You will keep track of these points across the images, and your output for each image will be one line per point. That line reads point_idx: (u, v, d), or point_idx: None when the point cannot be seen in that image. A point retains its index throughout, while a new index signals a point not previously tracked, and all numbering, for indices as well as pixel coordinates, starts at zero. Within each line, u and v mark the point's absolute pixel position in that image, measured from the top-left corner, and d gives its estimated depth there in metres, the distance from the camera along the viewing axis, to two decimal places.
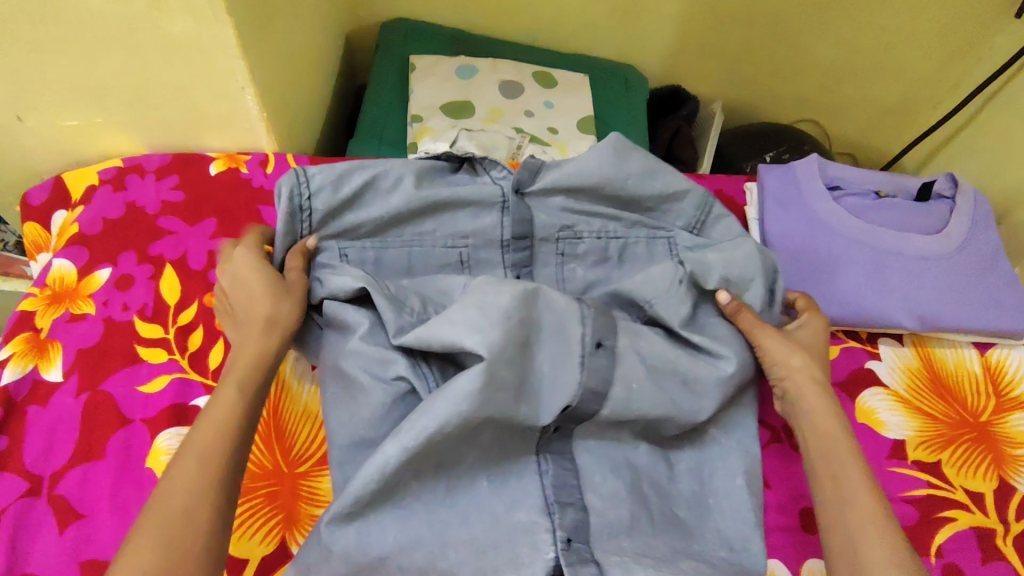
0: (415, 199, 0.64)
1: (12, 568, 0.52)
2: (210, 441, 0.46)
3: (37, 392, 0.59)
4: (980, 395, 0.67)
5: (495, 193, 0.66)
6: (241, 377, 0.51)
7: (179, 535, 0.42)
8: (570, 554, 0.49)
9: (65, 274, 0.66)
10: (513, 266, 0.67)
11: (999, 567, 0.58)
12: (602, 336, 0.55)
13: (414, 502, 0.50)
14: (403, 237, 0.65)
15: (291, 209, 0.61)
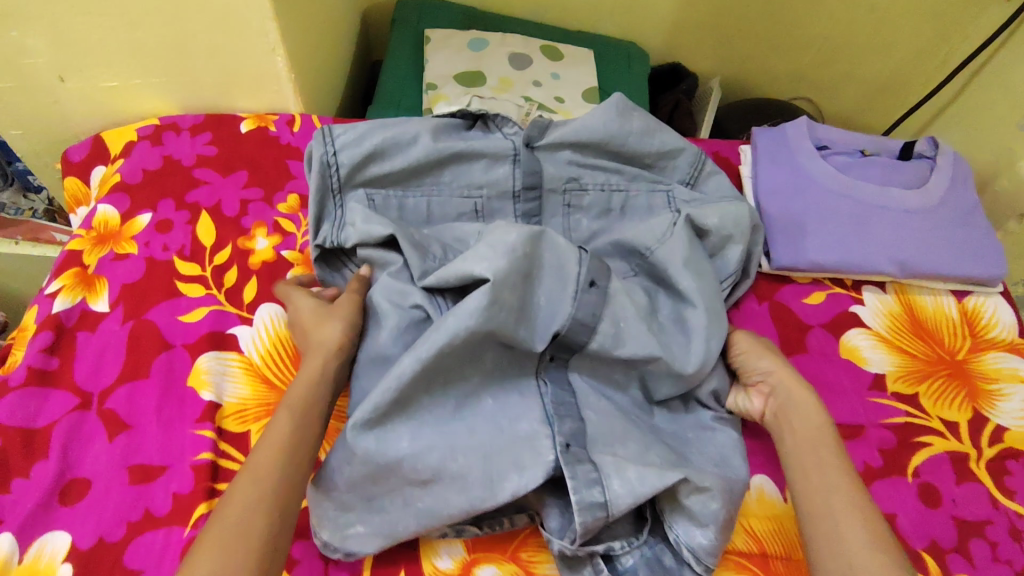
0: (434, 150, 0.69)
1: (67, 471, 0.57)
2: (269, 470, 0.49)
3: (86, 321, 0.65)
4: (957, 336, 0.72)
5: (508, 148, 0.71)
6: (298, 408, 0.53)
7: (239, 538, 0.44)
8: (569, 456, 0.53)
9: (109, 219, 0.72)
10: (524, 215, 0.72)
11: (971, 486, 0.63)
12: (595, 276, 0.60)
13: (425, 414, 0.55)
14: (423, 188, 0.70)
15: (320, 164, 0.67)
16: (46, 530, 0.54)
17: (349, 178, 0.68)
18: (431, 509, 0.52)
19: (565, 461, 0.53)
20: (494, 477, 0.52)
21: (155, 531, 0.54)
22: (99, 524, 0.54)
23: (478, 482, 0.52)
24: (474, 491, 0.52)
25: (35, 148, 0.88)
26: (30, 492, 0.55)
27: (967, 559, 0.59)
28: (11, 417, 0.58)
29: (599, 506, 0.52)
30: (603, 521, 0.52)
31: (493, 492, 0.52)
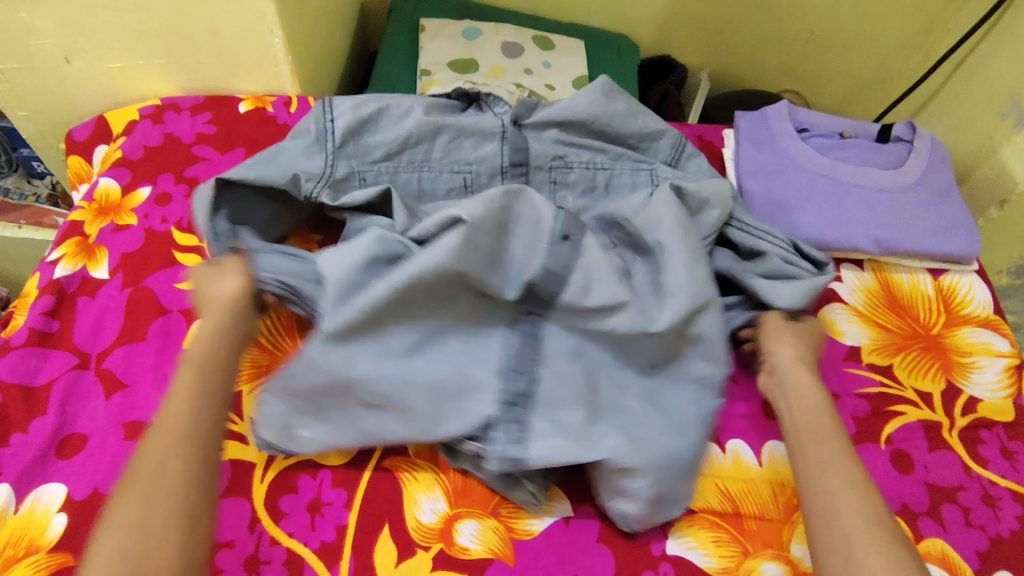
0: (424, 121, 0.72)
1: (65, 425, 0.59)
2: (174, 416, 0.50)
3: (85, 286, 0.67)
4: (931, 311, 0.74)
5: (495, 126, 0.74)
6: (197, 366, 0.54)
7: (157, 486, 0.46)
8: (507, 412, 0.57)
9: (110, 191, 0.74)
10: None
11: (944, 453, 0.64)
12: (569, 230, 0.63)
13: (382, 349, 0.57)
14: (413, 162, 0.73)
15: (319, 130, 0.71)
16: (43, 481, 0.56)
17: (342, 143, 0.71)
18: (375, 432, 0.56)
19: (500, 416, 0.56)
20: (438, 418, 0.56)
21: None
22: (94, 476, 0.56)
23: (423, 416, 0.56)
24: (415, 424, 0.56)
25: (42, 129, 0.91)
26: (27, 446, 0.57)
27: (938, 522, 0.60)
28: (12, 375, 0.60)
29: (513, 462, 0.55)
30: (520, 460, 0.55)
31: (434, 427, 0.56)
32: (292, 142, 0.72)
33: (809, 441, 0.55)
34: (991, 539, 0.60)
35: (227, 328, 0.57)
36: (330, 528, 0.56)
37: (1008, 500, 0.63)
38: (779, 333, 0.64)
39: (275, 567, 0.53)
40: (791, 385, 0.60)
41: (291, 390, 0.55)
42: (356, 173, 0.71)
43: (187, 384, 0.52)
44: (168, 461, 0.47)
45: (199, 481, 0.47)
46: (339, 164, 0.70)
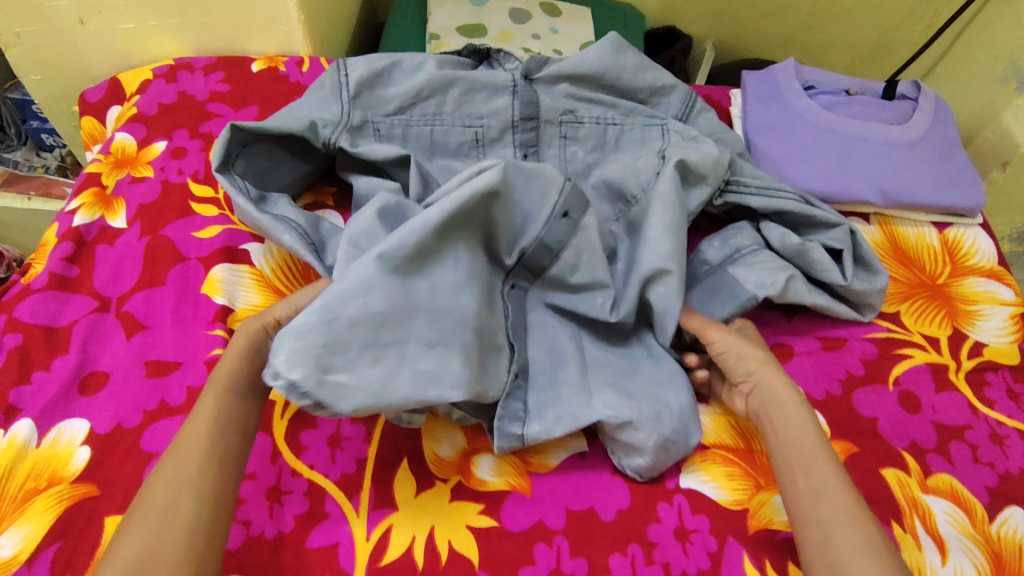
0: (436, 75, 0.73)
1: (86, 363, 0.60)
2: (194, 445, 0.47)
3: (104, 234, 0.68)
4: (937, 263, 0.75)
5: (506, 79, 0.75)
6: (222, 387, 0.50)
7: (165, 519, 0.43)
8: (513, 383, 0.57)
9: (126, 145, 0.75)
10: (522, 145, 0.76)
11: (951, 394, 0.65)
12: (569, 208, 0.64)
13: (420, 296, 0.53)
14: (425, 116, 0.74)
15: (333, 85, 0.72)
16: (65, 417, 0.57)
17: (356, 96, 0.72)
18: (429, 375, 0.51)
19: (511, 387, 0.57)
20: (457, 372, 0.53)
21: (170, 418, 0.57)
22: (116, 412, 0.57)
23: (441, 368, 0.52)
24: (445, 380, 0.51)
25: (54, 94, 0.92)
26: (50, 383, 0.58)
27: (946, 458, 0.61)
28: (34, 316, 0.61)
29: (515, 438, 0.56)
30: (518, 429, 0.56)
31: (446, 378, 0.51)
32: (310, 94, 0.72)
33: (791, 455, 0.52)
34: (1000, 475, 0.61)
35: (253, 352, 0.54)
36: (350, 461, 0.56)
37: (1016, 438, 0.63)
38: (739, 346, 0.60)
39: (298, 497, 0.54)
40: (765, 389, 0.57)
41: (335, 321, 0.48)
42: (370, 124, 0.72)
43: (210, 408, 0.49)
44: (180, 495, 0.44)
45: (213, 514, 0.45)
46: (353, 115, 0.72)
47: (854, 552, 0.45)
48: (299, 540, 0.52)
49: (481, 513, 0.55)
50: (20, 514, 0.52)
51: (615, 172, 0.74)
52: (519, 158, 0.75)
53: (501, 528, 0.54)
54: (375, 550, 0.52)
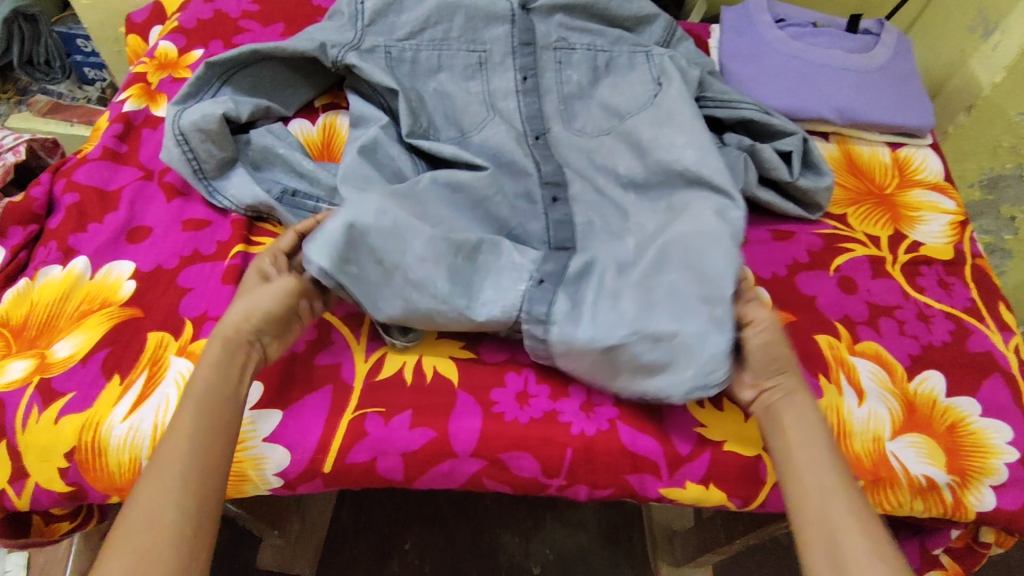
0: (442, 2, 0.82)
1: (133, 219, 0.70)
2: (179, 451, 0.48)
3: (149, 120, 0.78)
4: (887, 177, 0.83)
5: (505, 10, 0.83)
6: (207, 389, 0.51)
7: (147, 534, 0.44)
8: (540, 288, 0.60)
9: (169, 52, 0.85)
10: (522, 68, 0.81)
11: (886, 281, 0.73)
12: (556, 194, 0.71)
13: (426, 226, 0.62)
14: (433, 42, 0.81)
15: (352, 13, 0.81)
16: (115, 258, 0.67)
17: (371, 23, 0.81)
18: (418, 282, 0.58)
19: (530, 292, 0.60)
20: (472, 287, 0.61)
21: (202, 264, 0.67)
22: (158, 255, 0.67)
23: (459, 291, 0.60)
24: (469, 300, 0.60)
25: (103, 16, 1.03)
26: (103, 232, 0.68)
27: (875, 330, 0.69)
28: (90, 179, 0.72)
29: (539, 340, 0.60)
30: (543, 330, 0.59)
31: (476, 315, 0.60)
32: (329, 23, 0.82)
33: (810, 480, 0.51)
34: (923, 345, 0.69)
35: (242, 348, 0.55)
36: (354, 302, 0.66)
37: (940, 317, 0.71)
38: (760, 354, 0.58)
39: (308, 326, 0.64)
40: (783, 395, 0.56)
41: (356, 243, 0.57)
42: (381, 47, 0.80)
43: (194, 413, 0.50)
44: (160, 509, 0.45)
45: (190, 522, 0.45)
46: (367, 39, 0.80)
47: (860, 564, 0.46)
48: (308, 358, 0.61)
49: (461, 347, 0.64)
50: (77, 327, 0.62)
51: (616, 100, 0.79)
52: (519, 80, 0.80)
53: (478, 358, 0.63)
54: (372, 368, 0.61)
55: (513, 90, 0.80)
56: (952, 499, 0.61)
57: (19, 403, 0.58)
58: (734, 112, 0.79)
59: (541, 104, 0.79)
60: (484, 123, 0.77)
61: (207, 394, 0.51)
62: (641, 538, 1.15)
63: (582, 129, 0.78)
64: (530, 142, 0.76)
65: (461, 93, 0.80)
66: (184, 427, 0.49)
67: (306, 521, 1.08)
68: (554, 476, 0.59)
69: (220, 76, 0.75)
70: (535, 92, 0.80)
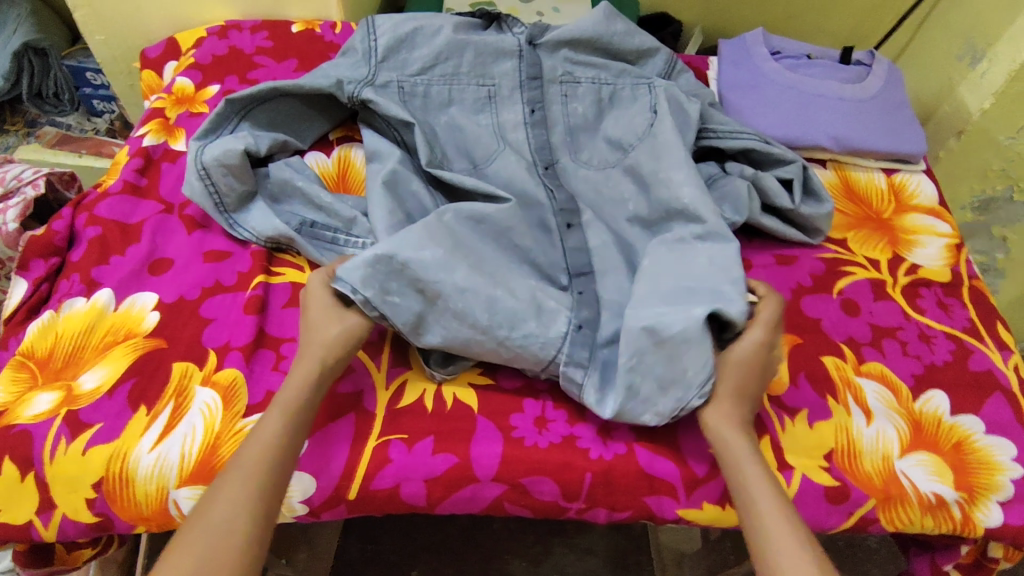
0: (453, 39, 0.84)
1: (155, 251, 0.71)
2: (258, 454, 0.51)
3: (168, 154, 0.80)
4: (884, 201, 0.86)
5: (513, 45, 0.86)
6: (289, 400, 0.55)
7: (218, 536, 0.47)
8: (579, 335, 0.63)
9: (185, 88, 0.88)
10: (529, 101, 0.84)
11: (888, 303, 0.76)
12: (569, 220, 0.75)
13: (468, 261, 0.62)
14: (443, 77, 0.84)
15: (366, 49, 0.84)
16: (138, 290, 0.68)
17: (384, 59, 0.83)
18: (461, 312, 0.60)
19: (571, 337, 0.62)
20: (516, 317, 0.61)
21: (223, 294, 0.68)
22: (180, 287, 0.68)
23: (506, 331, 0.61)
24: (512, 331, 0.61)
25: (118, 52, 1.05)
26: (125, 264, 0.70)
27: (879, 351, 0.72)
28: (112, 213, 0.73)
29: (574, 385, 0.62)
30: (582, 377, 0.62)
31: (515, 361, 0.62)
32: (343, 59, 0.84)
33: (740, 480, 0.54)
34: (926, 365, 0.71)
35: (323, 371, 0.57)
36: (374, 330, 0.67)
37: (941, 338, 0.73)
38: (729, 362, 0.60)
39: None
40: (722, 415, 0.58)
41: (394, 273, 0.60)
42: (395, 82, 0.82)
43: (276, 424, 0.53)
44: (234, 513, 0.48)
45: (262, 528, 0.49)
46: (381, 73, 0.83)
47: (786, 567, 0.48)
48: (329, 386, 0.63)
49: (480, 374, 0.65)
50: (102, 359, 0.63)
51: (617, 130, 0.81)
52: (527, 112, 0.83)
53: (496, 384, 0.65)
54: (393, 396, 0.63)
55: (522, 122, 0.82)
56: (961, 515, 0.62)
57: (45, 435, 0.58)
58: (734, 143, 0.82)
59: (548, 135, 0.82)
60: (495, 156, 0.79)
61: (292, 404, 0.55)
62: (648, 562, 1.16)
63: (588, 160, 0.80)
64: (540, 172, 0.79)
65: (472, 125, 0.82)
66: (273, 437, 0.53)
67: (314, 550, 1.07)
68: (574, 500, 0.60)
69: (240, 113, 0.77)
70: (543, 125, 0.82)
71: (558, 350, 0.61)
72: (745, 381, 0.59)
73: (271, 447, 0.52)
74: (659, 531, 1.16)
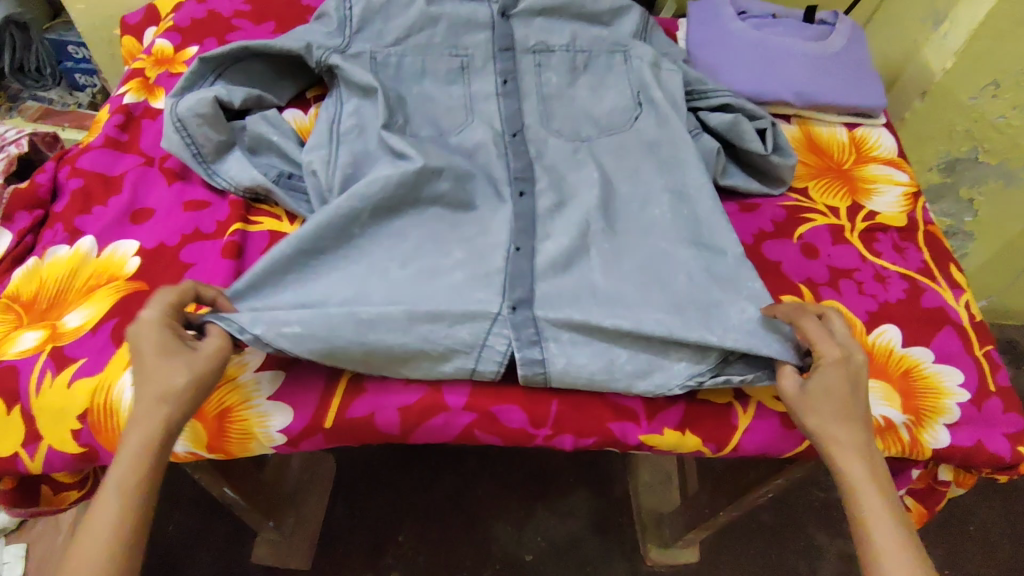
0: (426, 12, 0.84)
1: (136, 201, 0.74)
2: (99, 540, 0.49)
3: (149, 112, 0.82)
4: (845, 154, 0.89)
5: (485, 17, 0.86)
6: (126, 483, 0.50)
7: None
8: (515, 318, 0.63)
9: (165, 49, 0.90)
10: (502, 73, 0.84)
11: (846, 246, 0.79)
12: (524, 188, 0.74)
13: (391, 262, 0.66)
14: (415, 48, 0.84)
15: (341, 18, 0.84)
16: (120, 237, 0.70)
17: (358, 29, 0.84)
18: (373, 323, 0.60)
19: (503, 320, 0.63)
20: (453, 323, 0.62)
21: (203, 241, 0.70)
22: (160, 234, 0.71)
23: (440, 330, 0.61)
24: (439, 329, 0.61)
25: (98, 21, 1.07)
26: (107, 213, 0.72)
27: (836, 290, 0.75)
28: (94, 166, 0.76)
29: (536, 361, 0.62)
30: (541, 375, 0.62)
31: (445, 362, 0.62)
32: (319, 26, 0.85)
33: (852, 494, 0.54)
34: (880, 303, 0.74)
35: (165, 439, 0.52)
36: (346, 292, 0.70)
37: (895, 278, 0.77)
38: (824, 388, 0.57)
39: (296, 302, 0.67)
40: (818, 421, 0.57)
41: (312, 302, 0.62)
42: (368, 52, 0.82)
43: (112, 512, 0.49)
44: None
45: None
46: (354, 44, 0.83)
47: None
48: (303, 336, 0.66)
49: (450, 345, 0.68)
50: (86, 299, 0.65)
51: (596, 109, 0.82)
52: (500, 83, 0.83)
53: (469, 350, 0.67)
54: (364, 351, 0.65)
55: (494, 93, 0.83)
56: (909, 438, 0.66)
57: (32, 369, 0.61)
58: (713, 98, 0.84)
59: (520, 105, 0.82)
60: (463, 126, 0.80)
61: (133, 482, 0.51)
62: (630, 526, 1.19)
63: (559, 130, 0.80)
64: (507, 140, 0.79)
65: (443, 96, 0.82)
66: (108, 523, 0.49)
67: (301, 515, 1.11)
68: (541, 427, 0.63)
69: (214, 71, 0.79)
70: (515, 95, 0.82)
71: (477, 361, 0.62)
72: (841, 389, 0.57)
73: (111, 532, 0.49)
74: (639, 492, 1.19)
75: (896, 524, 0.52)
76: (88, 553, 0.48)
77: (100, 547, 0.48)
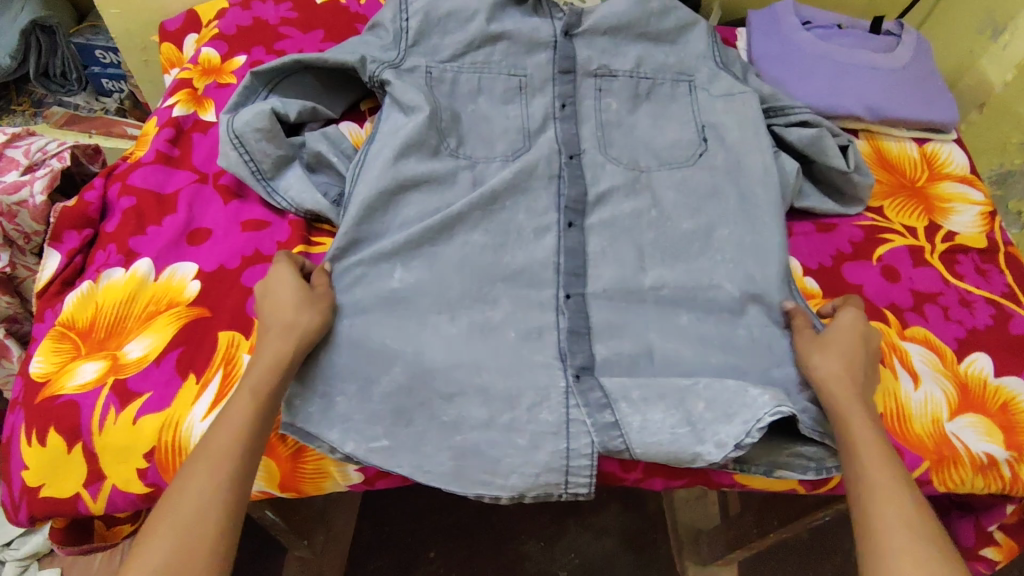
0: (485, 31, 0.81)
1: (192, 220, 0.70)
2: (225, 436, 0.52)
3: (199, 124, 0.79)
4: (917, 170, 0.86)
5: (548, 35, 0.83)
6: (252, 385, 0.55)
7: (194, 517, 0.48)
8: (581, 384, 0.62)
9: (212, 58, 0.86)
10: (560, 96, 0.80)
11: (928, 269, 0.76)
12: (572, 219, 0.72)
13: (442, 315, 0.65)
14: (472, 66, 0.81)
15: (397, 32, 0.80)
16: (177, 260, 0.67)
17: (415, 43, 0.80)
18: (455, 421, 0.60)
19: (573, 390, 0.62)
20: (514, 394, 0.61)
21: (265, 264, 0.67)
22: (220, 256, 0.67)
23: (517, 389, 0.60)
24: (516, 413, 0.60)
25: (133, 26, 1.03)
26: (162, 234, 0.68)
27: (922, 315, 0.72)
28: (146, 182, 0.72)
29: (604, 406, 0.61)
30: (620, 441, 0.59)
31: (535, 453, 0.59)
32: (375, 38, 0.81)
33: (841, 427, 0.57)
34: (968, 330, 0.71)
35: (284, 358, 0.57)
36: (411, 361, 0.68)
37: (981, 302, 0.73)
38: (836, 335, 0.63)
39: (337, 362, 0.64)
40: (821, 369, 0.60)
41: (370, 397, 0.61)
42: (426, 67, 0.79)
43: (245, 407, 0.53)
44: (202, 497, 0.49)
45: (234, 504, 0.50)
46: (410, 58, 0.79)
47: (885, 523, 0.51)
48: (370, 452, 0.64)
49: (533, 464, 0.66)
50: (146, 328, 0.62)
51: (657, 141, 0.79)
52: (558, 106, 0.80)
53: None
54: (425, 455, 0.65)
55: (550, 116, 0.79)
56: (1010, 476, 0.63)
57: (94, 405, 0.58)
58: (790, 115, 0.80)
59: (577, 130, 0.79)
60: (522, 151, 0.77)
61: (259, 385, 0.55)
62: (665, 542, 1.14)
63: (617, 157, 0.77)
64: (564, 161, 0.76)
65: (500, 117, 0.79)
66: (240, 421, 0.53)
67: (332, 531, 1.07)
68: (630, 470, 0.63)
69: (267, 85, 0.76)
70: (573, 119, 0.79)
71: (569, 441, 0.59)
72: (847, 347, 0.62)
73: (243, 424, 0.53)
74: (675, 507, 1.15)
75: (889, 464, 0.54)
76: (224, 437, 0.52)
77: (233, 433, 0.52)
